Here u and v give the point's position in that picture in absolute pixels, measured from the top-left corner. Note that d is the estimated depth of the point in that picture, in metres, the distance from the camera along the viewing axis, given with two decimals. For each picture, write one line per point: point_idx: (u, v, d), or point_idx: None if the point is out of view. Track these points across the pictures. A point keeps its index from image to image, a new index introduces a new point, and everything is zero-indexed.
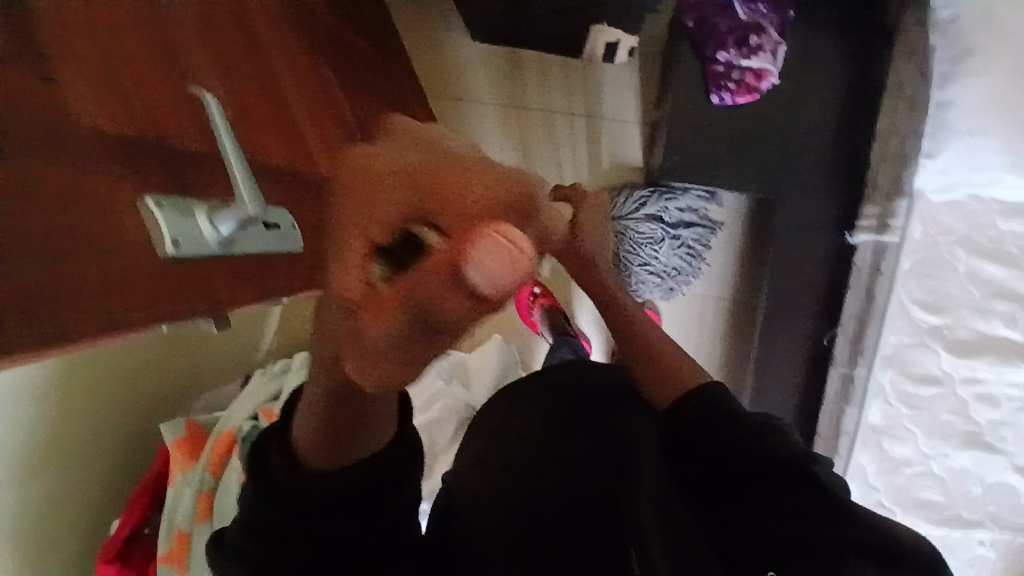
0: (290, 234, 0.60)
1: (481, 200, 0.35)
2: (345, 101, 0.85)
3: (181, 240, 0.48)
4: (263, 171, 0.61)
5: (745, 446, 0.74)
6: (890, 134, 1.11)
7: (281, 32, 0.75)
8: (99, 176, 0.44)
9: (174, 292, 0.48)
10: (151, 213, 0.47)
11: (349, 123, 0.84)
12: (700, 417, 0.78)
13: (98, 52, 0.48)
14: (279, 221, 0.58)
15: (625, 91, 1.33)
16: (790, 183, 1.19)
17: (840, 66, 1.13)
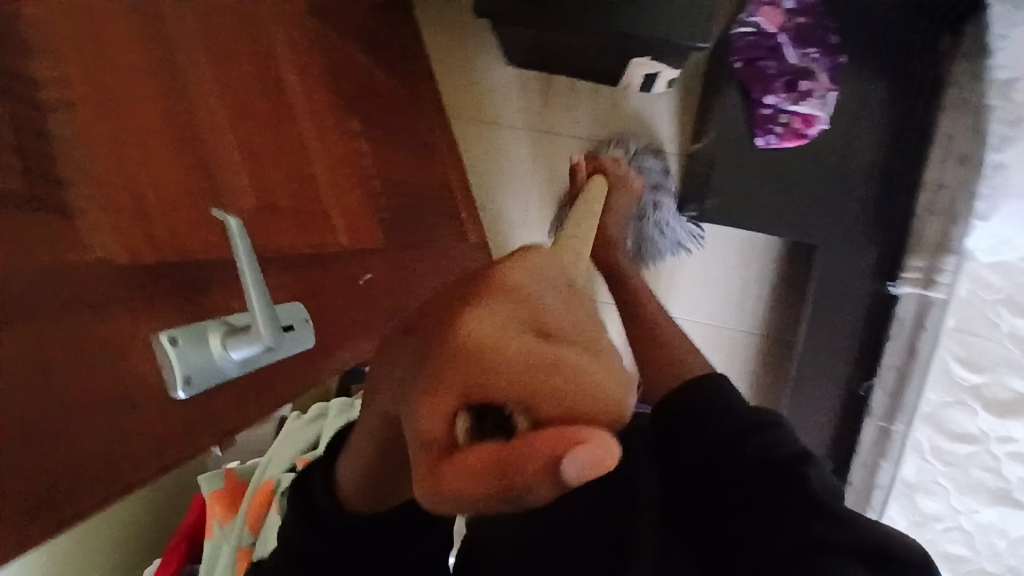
0: (305, 329, 0.52)
1: (585, 386, 0.33)
2: (372, 146, 0.81)
3: (195, 376, 0.41)
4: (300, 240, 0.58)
5: (734, 443, 0.64)
6: (940, 186, 1.01)
7: (314, 75, 0.70)
8: (110, 307, 0.38)
9: (200, 425, 0.44)
10: (164, 349, 0.40)
11: (372, 179, 0.79)
12: (689, 414, 0.69)
13: (128, 142, 0.41)
14: (295, 320, 0.51)
15: (660, 124, 1.28)
16: (834, 229, 1.13)
17: (893, 110, 1.06)
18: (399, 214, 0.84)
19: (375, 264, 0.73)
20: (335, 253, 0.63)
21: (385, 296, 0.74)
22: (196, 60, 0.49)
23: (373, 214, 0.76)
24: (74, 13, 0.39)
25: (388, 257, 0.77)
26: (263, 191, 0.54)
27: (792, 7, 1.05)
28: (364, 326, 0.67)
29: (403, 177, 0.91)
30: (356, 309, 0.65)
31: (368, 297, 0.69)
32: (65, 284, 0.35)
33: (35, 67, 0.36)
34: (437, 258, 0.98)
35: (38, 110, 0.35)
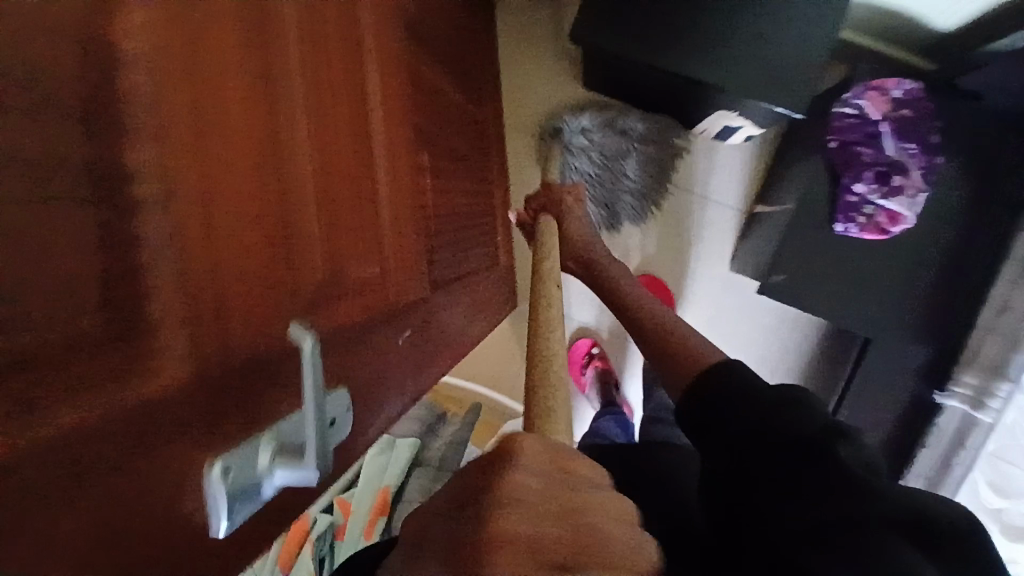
0: (346, 420, 0.46)
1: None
2: (431, 177, 0.76)
3: (243, 510, 0.35)
4: (362, 305, 0.53)
5: (765, 420, 0.56)
6: (1005, 308, 0.94)
7: (398, 107, 0.66)
8: (183, 444, 0.32)
9: (264, 541, 0.39)
10: (213, 485, 0.33)
11: (428, 218, 0.74)
12: (715, 399, 0.61)
13: (218, 223, 0.36)
14: (339, 413, 0.45)
15: (731, 175, 1.25)
16: (895, 327, 1.06)
17: (972, 221, 1.01)
18: (444, 252, 0.79)
19: (416, 317, 0.67)
20: (384, 314, 0.58)
21: (419, 352, 0.68)
22: (298, 115, 0.45)
23: (423, 255, 0.71)
24: (181, 78, 0.33)
25: (427, 306, 0.71)
26: (332, 255, 0.49)
27: (899, 96, 0.99)
28: (398, 392, 0.62)
29: (455, 206, 0.86)
30: (393, 373, 0.60)
31: (404, 358, 0.63)
32: (128, 425, 0.29)
33: (134, 150, 0.30)
34: (471, 290, 0.93)
35: (132, 205, 0.30)
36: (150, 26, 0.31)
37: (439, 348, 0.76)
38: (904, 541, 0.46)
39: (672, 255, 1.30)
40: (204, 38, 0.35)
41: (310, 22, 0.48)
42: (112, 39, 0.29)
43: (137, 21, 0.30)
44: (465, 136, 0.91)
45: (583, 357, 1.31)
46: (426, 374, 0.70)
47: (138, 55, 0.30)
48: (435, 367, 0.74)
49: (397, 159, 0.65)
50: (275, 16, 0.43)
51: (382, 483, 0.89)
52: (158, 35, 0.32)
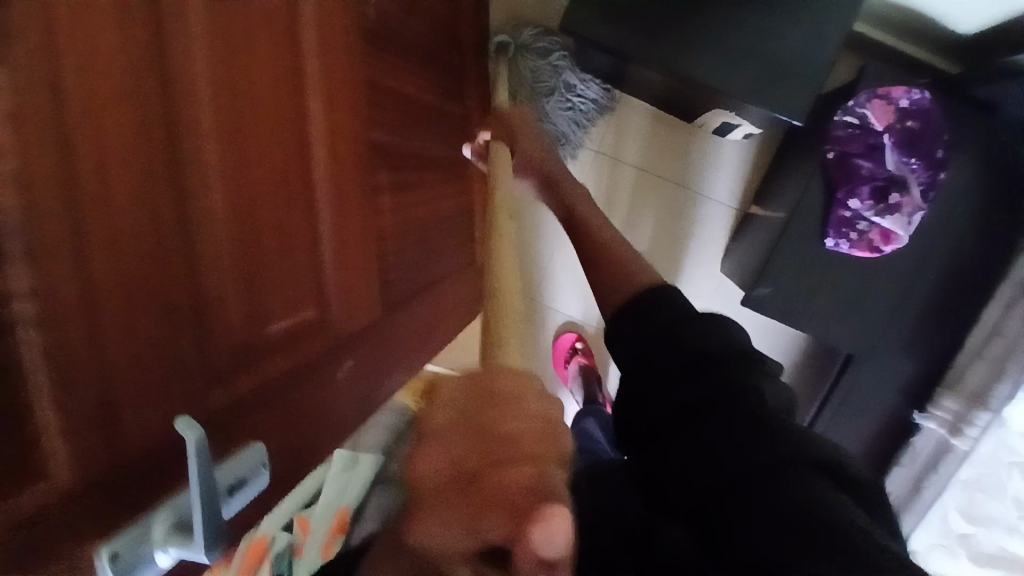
0: (260, 476, 0.48)
1: (521, 472, 0.36)
2: (390, 190, 0.76)
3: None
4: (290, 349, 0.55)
5: (703, 360, 0.61)
6: (994, 332, 0.91)
7: (350, 128, 0.65)
8: (73, 535, 0.35)
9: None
10: (101, 569, 0.36)
11: (382, 239, 0.74)
12: (659, 327, 0.65)
13: (109, 322, 0.36)
14: (251, 471, 0.48)
15: (728, 170, 1.21)
16: (879, 345, 1.04)
17: (971, 241, 0.95)
18: (403, 264, 0.80)
19: (362, 346, 0.68)
20: (317, 357, 0.59)
21: (364, 380, 0.69)
22: (211, 178, 0.45)
23: (376, 274, 0.72)
24: (53, 188, 0.33)
25: (378, 332, 0.72)
26: (248, 317, 0.50)
27: (906, 106, 0.94)
28: (333, 428, 0.63)
29: (420, 217, 0.85)
30: (329, 412, 0.62)
31: (344, 393, 0.64)
32: (14, 537, 0.32)
33: (7, 274, 0.31)
34: (437, 295, 0.93)
35: (6, 332, 0.31)
36: (18, 141, 0.31)
37: (393, 367, 0.77)
38: (823, 480, 0.54)
39: (664, 248, 1.28)
40: (83, 129, 0.35)
41: (224, 65, 0.46)
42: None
43: (6, 142, 0.30)
44: (435, 137, 0.90)
45: (567, 351, 1.32)
46: (373, 398, 0.72)
47: (7, 177, 0.30)
48: (386, 388, 0.75)
49: (345, 183, 0.64)
50: (182, 80, 0.42)
51: (342, 503, 0.91)
52: (28, 149, 0.32)
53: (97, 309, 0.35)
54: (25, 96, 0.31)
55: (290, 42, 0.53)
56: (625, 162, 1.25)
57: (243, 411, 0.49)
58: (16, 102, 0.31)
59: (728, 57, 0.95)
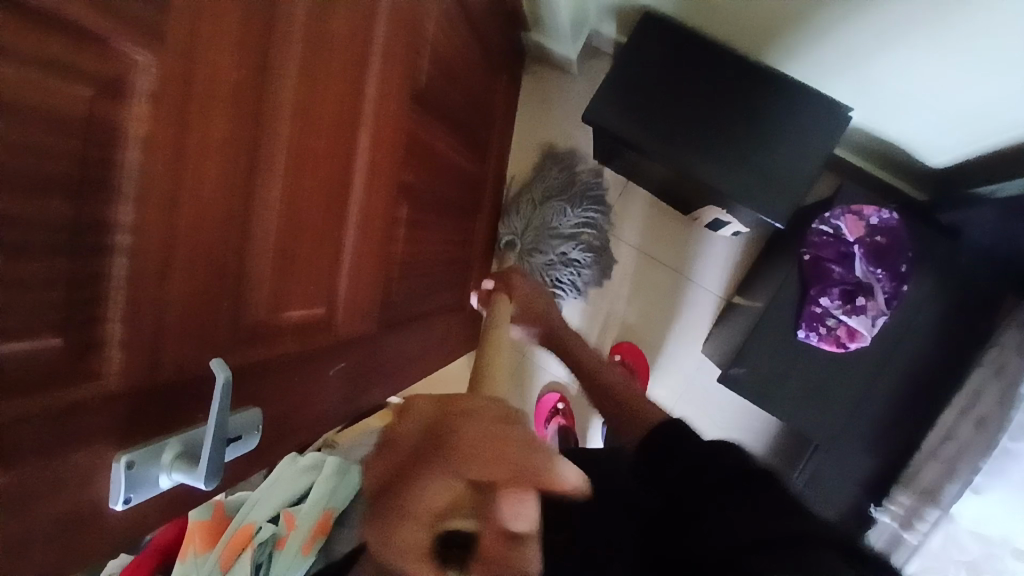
0: (253, 438, 0.55)
1: (495, 455, 0.43)
2: (407, 225, 0.86)
3: (136, 495, 0.44)
4: (300, 335, 0.63)
5: (716, 454, 0.69)
6: (949, 437, 1.01)
7: (388, 165, 0.76)
8: (109, 433, 0.42)
9: (164, 512, 0.49)
10: (117, 473, 0.42)
11: (390, 264, 0.83)
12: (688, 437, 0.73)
13: (176, 268, 0.45)
14: (247, 430, 0.54)
15: (716, 264, 1.33)
16: (838, 437, 1.10)
17: (927, 352, 1.05)
18: (404, 291, 0.90)
19: (354, 353, 0.76)
20: (318, 350, 0.67)
21: (349, 384, 0.76)
22: (272, 180, 0.55)
23: (380, 293, 0.81)
24: (163, 157, 0.42)
25: (370, 343, 0.80)
26: (274, 299, 0.58)
27: (875, 223, 1.04)
28: (319, 418, 0.70)
29: (426, 256, 0.96)
30: (317, 404, 0.69)
31: (332, 390, 0.72)
32: (69, 417, 0.39)
33: (116, 212, 0.39)
34: (427, 327, 1.02)
35: (104, 256, 0.39)
36: (150, 116, 0.41)
37: (378, 381, 0.84)
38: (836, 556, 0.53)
39: (658, 339, 1.37)
40: (193, 120, 0.45)
41: (304, 94, 0.57)
42: (116, 129, 0.39)
43: (139, 113, 0.40)
44: (454, 189, 1.02)
45: (548, 411, 1.37)
46: (356, 402, 0.79)
47: (135, 141, 0.40)
48: (368, 396, 0.82)
49: (374, 210, 0.75)
50: (268, 100, 0.53)
51: (329, 505, 0.81)
52: (156, 124, 0.41)
53: (169, 255, 0.44)
54: (162, 84, 0.41)
55: (356, 87, 0.65)
56: (625, 242, 1.36)
57: (255, 376, 0.56)
58: (155, 88, 0.41)
59: (722, 161, 1.07)
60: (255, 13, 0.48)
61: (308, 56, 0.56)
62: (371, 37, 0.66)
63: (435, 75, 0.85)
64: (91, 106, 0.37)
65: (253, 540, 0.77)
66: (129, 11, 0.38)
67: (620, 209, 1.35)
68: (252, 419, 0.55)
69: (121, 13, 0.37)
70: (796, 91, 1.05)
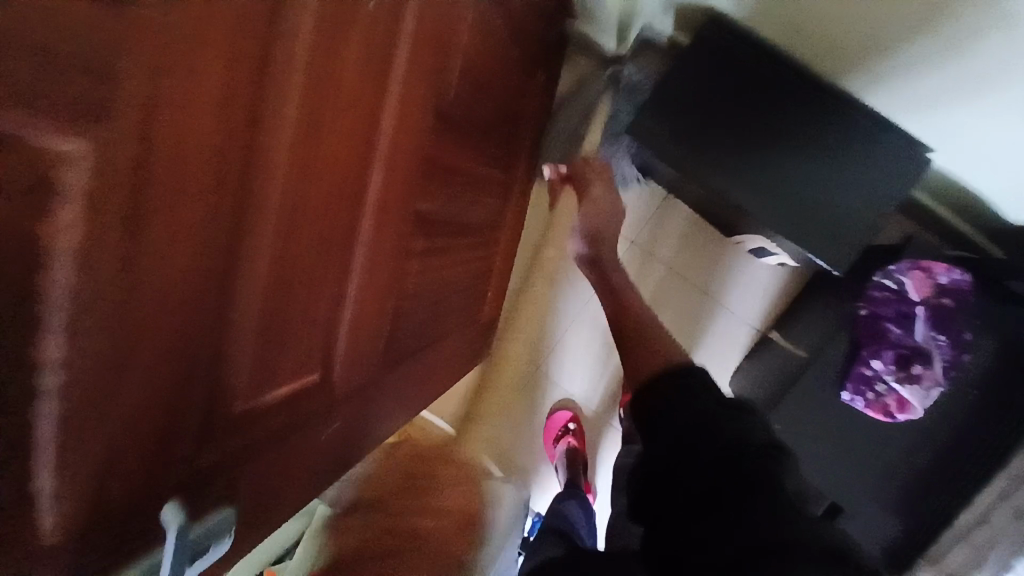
0: (227, 540, 0.49)
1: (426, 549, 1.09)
2: (421, 255, 0.77)
3: None
4: (287, 409, 0.55)
5: (711, 423, 0.70)
6: (983, 519, 0.94)
7: (402, 198, 0.67)
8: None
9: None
10: None
11: (400, 300, 0.75)
12: (691, 389, 0.76)
13: (125, 386, 0.37)
14: (217, 534, 0.48)
15: (755, 292, 1.22)
16: (866, 502, 1.03)
17: (981, 428, 0.95)
18: (413, 323, 0.82)
19: (352, 405, 0.69)
20: (310, 417, 0.59)
21: (345, 436, 0.69)
22: (261, 249, 0.46)
23: (385, 334, 0.74)
24: (111, 271, 0.34)
25: (373, 386, 0.73)
26: (258, 377, 0.50)
27: (944, 283, 0.91)
28: (309, 479, 0.64)
29: (441, 280, 0.87)
30: (307, 468, 0.62)
31: (327, 448, 0.65)
32: None
33: (42, 349, 0.32)
34: (437, 351, 0.95)
35: (25, 406, 0.32)
36: (85, 228, 0.32)
37: (379, 421, 0.78)
38: None
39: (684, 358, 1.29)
40: (156, 210, 0.36)
41: (303, 146, 0.47)
42: (38, 251, 0.30)
43: (70, 228, 0.31)
44: (476, 205, 0.92)
45: (557, 429, 1.31)
46: (353, 451, 0.73)
47: (68, 263, 0.32)
48: (367, 440, 0.76)
49: (382, 252, 0.66)
50: (260, 162, 0.43)
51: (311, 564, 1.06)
52: (97, 237, 0.33)
53: (118, 377, 0.37)
54: (102, 185, 0.32)
55: (368, 126, 0.55)
56: (656, 259, 1.26)
57: (234, 466, 0.50)
58: (94, 187, 0.32)
59: (780, 198, 0.94)
60: (242, 63, 0.38)
61: (308, 104, 0.45)
62: (392, 66, 0.55)
63: (467, 85, 0.74)
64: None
65: None
66: (44, 99, 0.28)
67: (654, 223, 1.24)
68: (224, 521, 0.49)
69: (36, 104, 0.28)
70: (870, 121, 0.91)
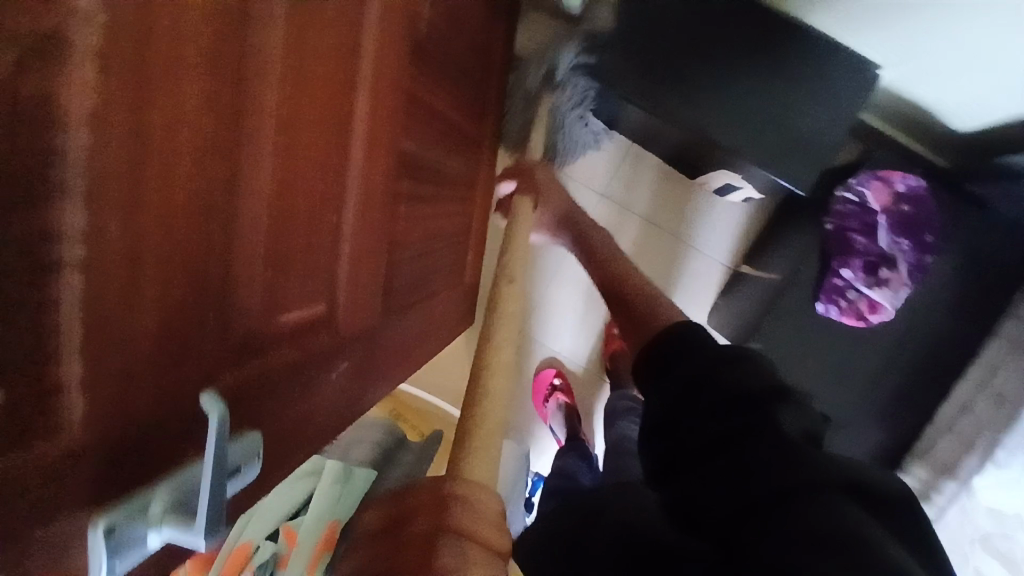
0: (253, 467, 0.46)
1: None
2: (407, 200, 0.75)
3: (120, 563, 0.34)
4: (296, 342, 0.52)
5: (713, 373, 0.60)
6: (965, 410, 1.00)
7: (389, 128, 0.65)
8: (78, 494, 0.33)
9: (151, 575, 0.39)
10: (94, 543, 0.33)
11: (393, 247, 0.73)
12: (679, 353, 0.65)
13: (141, 275, 0.34)
14: (245, 458, 0.45)
15: (725, 231, 1.25)
16: (857, 411, 1.07)
17: (946, 322, 1.01)
18: (404, 277, 0.79)
19: (357, 352, 0.66)
20: (320, 357, 0.57)
21: (354, 385, 0.67)
22: (263, 151, 0.44)
23: (381, 282, 0.71)
24: (125, 162, 0.32)
25: (373, 336, 0.71)
26: (270, 300, 0.48)
27: (902, 191, 0.98)
28: (322, 427, 0.60)
29: (425, 233, 0.85)
30: (318, 414, 0.59)
31: (335, 394, 0.62)
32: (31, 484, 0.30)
33: (63, 215, 0.29)
34: (426, 311, 0.92)
35: (48, 276, 0.29)
36: (98, 81, 0.30)
37: (379, 376, 0.75)
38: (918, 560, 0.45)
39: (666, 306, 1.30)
40: (160, 81, 0.34)
41: (298, 50, 0.45)
42: (56, 106, 0.28)
43: (87, 83, 0.29)
44: (452, 156, 0.90)
45: (546, 388, 1.30)
46: (358, 404, 0.70)
47: (82, 117, 0.29)
48: (370, 395, 0.73)
49: (374, 186, 0.64)
50: (255, 59, 0.41)
51: (332, 516, 0.80)
52: (110, 103, 0.31)
53: (132, 266, 0.34)
54: (115, 43, 0.30)
55: (352, 42, 0.53)
56: (632, 213, 1.28)
57: (256, 381, 0.47)
58: (106, 42, 0.30)
59: (746, 127, 0.98)
60: None
61: (300, 24, 0.45)
62: None
63: (435, 27, 0.74)
64: (19, 77, 0.27)
65: (251, 561, 0.73)
66: None
67: (631, 177, 1.26)
68: (251, 444, 0.46)
69: None
70: (831, 50, 0.96)
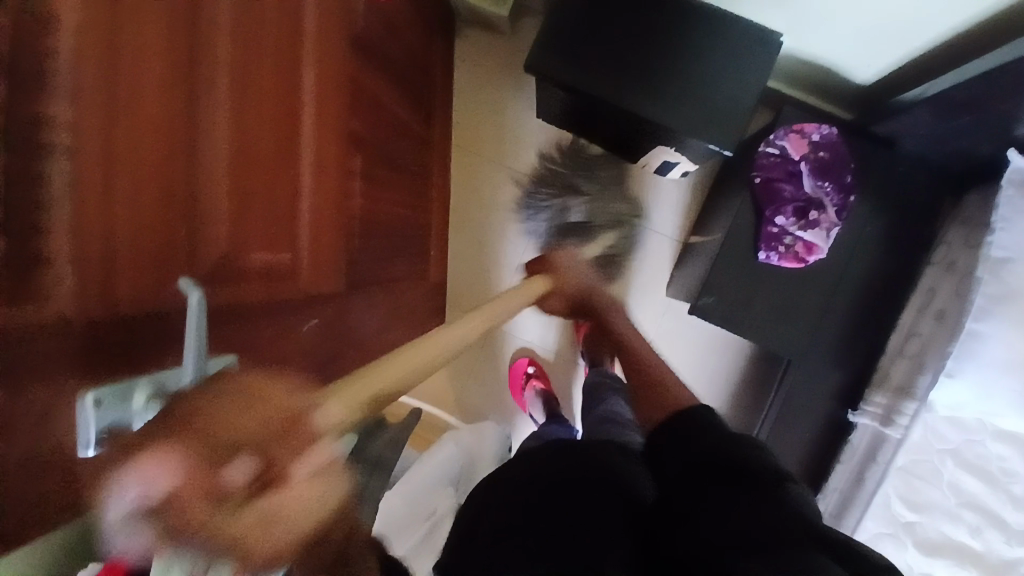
0: None
1: None
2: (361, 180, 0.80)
3: None
4: (261, 283, 0.56)
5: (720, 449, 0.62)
6: (911, 335, 1.07)
7: (336, 106, 0.71)
8: (64, 367, 0.36)
9: None
10: (87, 413, 0.36)
11: (351, 221, 0.78)
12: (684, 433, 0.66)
13: (118, 175, 0.39)
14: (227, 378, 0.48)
15: (670, 208, 1.33)
16: (811, 350, 1.13)
17: (880, 256, 1.10)
18: (366, 254, 0.84)
19: (325, 312, 0.70)
20: (287, 303, 0.61)
21: (325, 345, 0.71)
22: (220, 93, 0.49)
23: (343, 252, 0.75)
24: (104, 73, 0.37)
25: (340, 302, 0.75)
26: (235, 236, 0.52)
27: (817, 140, 1.09)
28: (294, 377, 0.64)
29: (383, 217, 0.90)
30: (290, 362, 0.62)
31: (306, 347, 0.66)
32: (25, 347, 0.33)
33: (53, 106, 0.34)
34: (392, 296, 0.96)
35: (41, 156, 0.33)
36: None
37: (350, 345, 0.79)
38: None
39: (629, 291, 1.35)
40: (132, 11, 0.39)
41: (244, 9, 0.51)
42: (48, 15, 0.33)
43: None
44: (402, 148, 0.97)
45: (522, 377, 1.33)
46: (330, 366, 0.73)
47: (70, 29, 0.35)
48: (342, 361, 0.76)
49: (326, 155, 0.69)
50: (209, 10, 0.47)
51: None
52: (91, 19, 0.36)
53: (111, 166, 0.38)
54: None
55: (294, 17, 0.60)
56: None
57: (224, 305, 0.50)
58: None
59: (672, 99, 1.07)
60: None
61: None
62: None
63: (372, 24, 0.81)
64: None
65: None
66: None
67: None
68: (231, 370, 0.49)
69: None
70: (739, 27, 1.06)
